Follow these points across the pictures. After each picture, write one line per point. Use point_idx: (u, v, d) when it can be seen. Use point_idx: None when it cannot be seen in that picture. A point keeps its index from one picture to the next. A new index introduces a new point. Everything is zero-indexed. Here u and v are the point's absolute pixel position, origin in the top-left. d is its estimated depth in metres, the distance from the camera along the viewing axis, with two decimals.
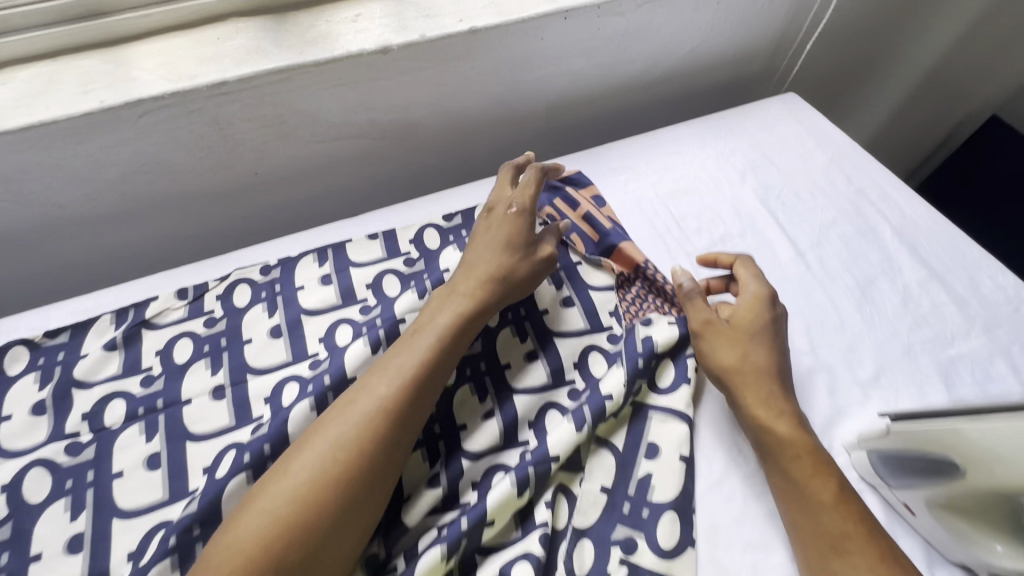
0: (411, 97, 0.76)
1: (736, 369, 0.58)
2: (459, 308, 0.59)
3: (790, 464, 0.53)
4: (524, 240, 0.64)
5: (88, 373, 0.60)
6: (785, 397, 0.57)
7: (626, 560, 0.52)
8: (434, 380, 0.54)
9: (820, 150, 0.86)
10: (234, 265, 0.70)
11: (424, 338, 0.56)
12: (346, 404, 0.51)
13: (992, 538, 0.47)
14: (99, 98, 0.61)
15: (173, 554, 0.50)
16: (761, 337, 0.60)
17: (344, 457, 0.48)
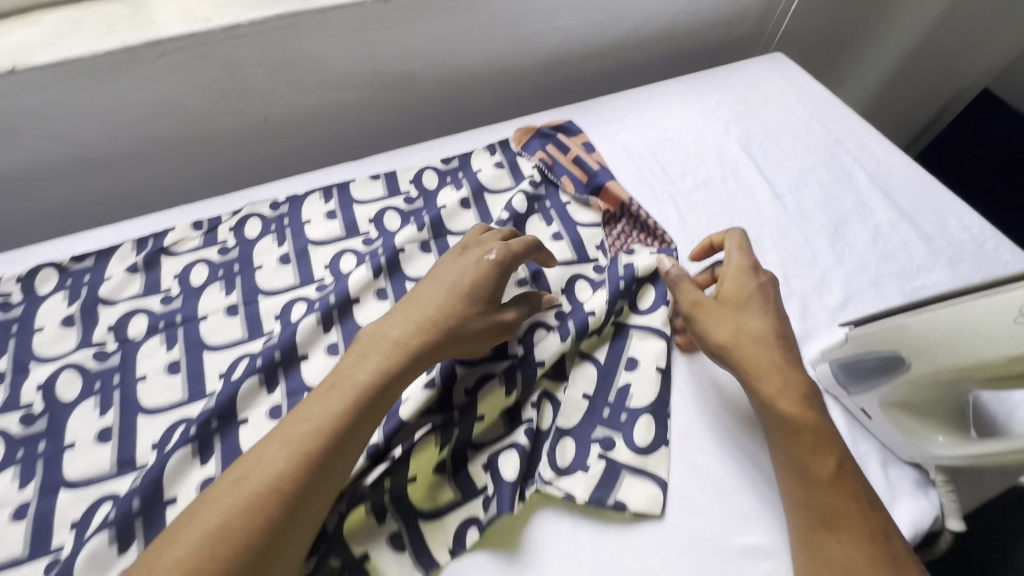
0: (411, 47, 0.80)
1: (734, 343, 0.56)
2: (386, 360, 0.52)
3: (791, 440, 0.52)
4: (484, 298, 0.57)
5: (112, 292, 0.65)
6: (790, 373, 0.54)
7: (604, 455, 0.57)
8: (345, 447, 0.47)
9: (802, 105, 0.90)
10: (245, 201, 0.75)
11: (341, 398, 0.49)
12: (240, 474, 0.44)
13: (935, 430, 0.52)
14: (122, 39, 0.66)
15: (194, 442, 0.55)
16: (753, 307, 0.58)
17: (226, 542, 0.41)
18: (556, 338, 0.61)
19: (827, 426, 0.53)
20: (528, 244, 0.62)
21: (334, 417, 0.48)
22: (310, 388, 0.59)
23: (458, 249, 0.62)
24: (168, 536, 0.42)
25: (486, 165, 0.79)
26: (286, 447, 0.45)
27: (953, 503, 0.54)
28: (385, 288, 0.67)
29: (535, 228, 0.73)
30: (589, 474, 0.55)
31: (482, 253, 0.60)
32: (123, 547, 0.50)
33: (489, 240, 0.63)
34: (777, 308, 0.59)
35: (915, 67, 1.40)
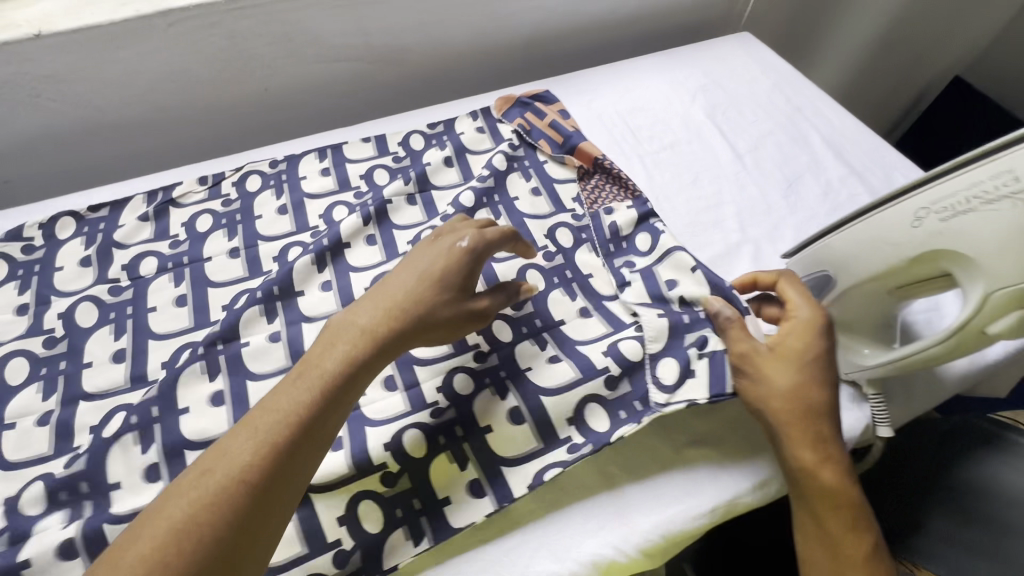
0: (402, 23, 0.87)
1: (788, 406, 0.54)
2: (353, 348, 0.49)
3: (828, 511, 0.52)
4: (454, 288, 0.55)
5: (126, 237, 0.72)
6: (838, 444, 0.54)
7: (704, 354, 0.60)
8: (310, 439, 0.45)
9: (765, 76, 0.97)
10: (247, 160, 0.81)
11: (306, 390, 0.47)
12: (206, 464, 0.43)
13: (863, 345, 0.59)
14: (136, 10, 0.73)
15: (202, 361, 0.61)
16: (816, 375, 0.55)
17: (189, 536, 0.39)
18: (564, 296, 0.67)
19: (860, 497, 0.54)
20: (502, 231, 0.59)
21: (298, 408, 0.46)
22: (307, 318, 0.66)
23: (431, 237, 0.59)
24: (137, 525, 0.41)
25: (468, 128, 0.86)
26: (249, 439, 0.44)
27: (883, 414, 0.59)
28: (374, 235, 0.73)
29: (517, 183, 0.79)
30: (698, 377, 0.58)
31: (450, 242, 0.57)
32: (145, 447, 0.56)
33: (463, 228, 0.60)
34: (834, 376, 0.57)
35: (887, 52, 1.47)
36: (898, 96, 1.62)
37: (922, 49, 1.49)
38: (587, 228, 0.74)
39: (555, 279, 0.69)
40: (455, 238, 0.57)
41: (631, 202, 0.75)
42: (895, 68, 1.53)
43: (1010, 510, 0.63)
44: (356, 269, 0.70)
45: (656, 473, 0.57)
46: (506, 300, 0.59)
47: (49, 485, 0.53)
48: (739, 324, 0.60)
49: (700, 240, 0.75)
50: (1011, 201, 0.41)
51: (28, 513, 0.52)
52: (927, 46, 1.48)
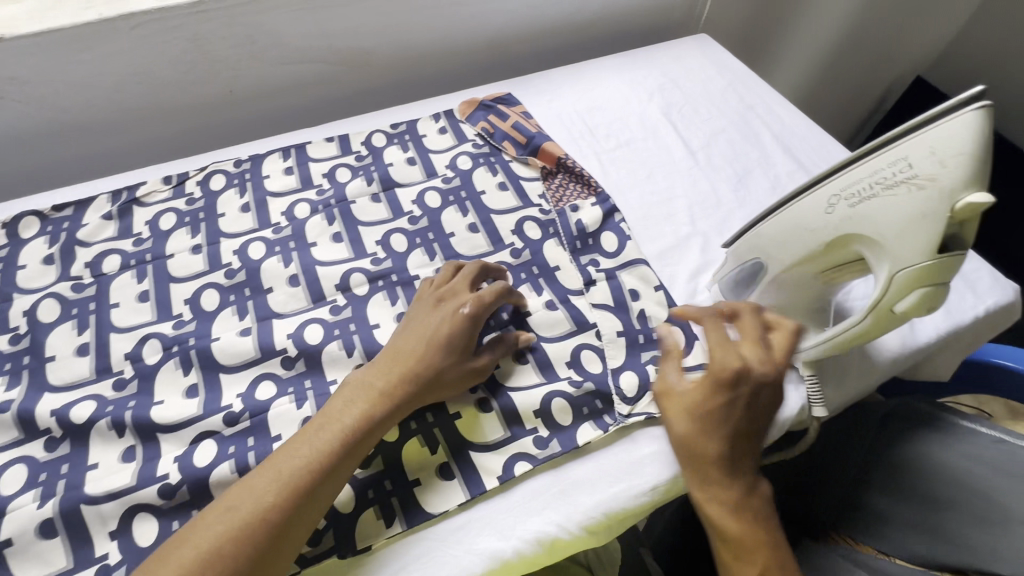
0: (364, 26, 0.89)
1: (681, 449, 0.55)
2: (372, 406, 0.53)
3: (719, 544, 0.53)
4: (461, 352, 0.59)
5: (89, 235, 0.73)
6: (731, 486, 0.53)
7: (659, 369, 0.64)
8: (328, 489, 0.49)
9: (720, 77, 1.00)
10: (211, 160, 0.83)
11: (327, 442, 0.50)
12: (233, 500, 0.46)
13: (797, 329, 0.62)
14: (99, 13, 0.75)
15: (176, 357, 0.63)
16: (713, 423, 0.54)
17: (211, 568, 0.43)
18: (530, 290, 0.71)
19: (762, 540, 0.51)
20: (499, 293, 0.63)
21: (320, 458, 0.49)
22: (276, 314, 0.68)
23: (437, 298, 0.62)
24: (162, 552, 0.44)
25: (431, 130, 0.88)
26: (275, 481, 0.47)
27: (817, 393, 0.62)
28: (339, 232, 0.75)
29: (485, 178, 0.82)
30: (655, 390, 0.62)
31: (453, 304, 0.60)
32: (120, 433, 0.58)
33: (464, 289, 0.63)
34: (750, 422, 0.54)
35: (847, 53, 1.52)
36: (857, 94, 1.68)
37: (880, 49, 1.54)
38: (553, 222, 0.77)
39: (522, 275, 0.72)
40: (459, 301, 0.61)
41: (596, 200, 0.79)
42: (856, 67, 1.58)
43: (938, 485, 0.66)
44: (320, 262, 0.71)
45: (599, 456, 0.59)
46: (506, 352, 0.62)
47: (32, 468, 0.56)
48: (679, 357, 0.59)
49: (652, 233, 0.78)
50: (907, 186, 0.43)
51: (6, 493, 0.54)
52: (885, 45, 1.54)
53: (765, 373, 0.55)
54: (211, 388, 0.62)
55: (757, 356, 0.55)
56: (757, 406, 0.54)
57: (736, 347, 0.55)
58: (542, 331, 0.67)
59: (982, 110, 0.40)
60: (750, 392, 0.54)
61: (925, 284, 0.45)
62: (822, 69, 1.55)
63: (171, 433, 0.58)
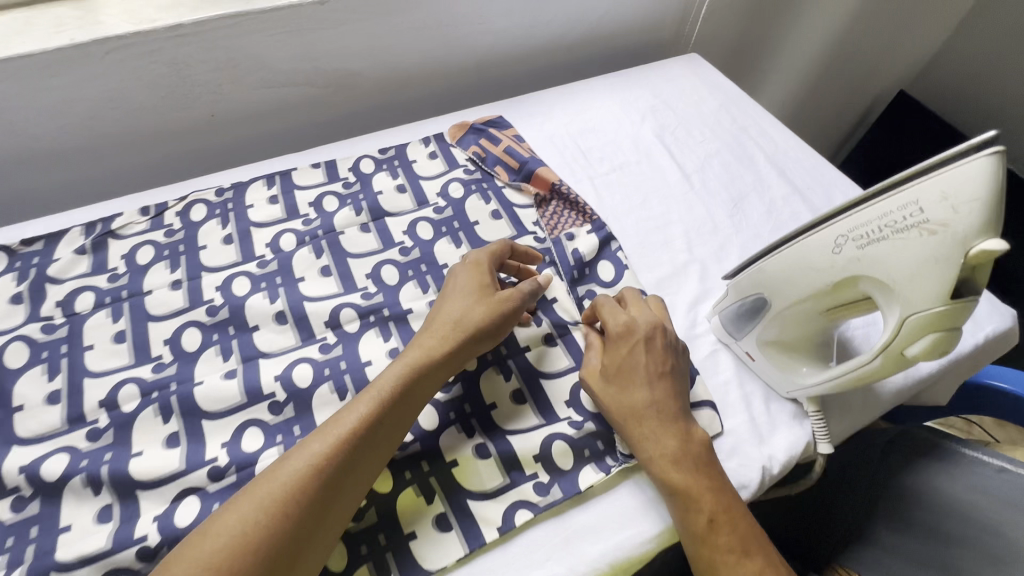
0: (350, 48, 0.87)
1: (615, 417, 0.58)
2: (413, 359, 0.57)
3: (670, 500, 0.54)
4: (493, 302, 0.61)
5: (61, 272, 0.69)
6: (665, 435, 0.56)
7: None
8: (382, 439, 0.52)
9: (711, 98, 0.99)
10: (191, 188, 0.80)
11: (375, 394, 0.53)
12: (289, 456, 0.49)
13: (801, 363, 0.61)
14: (71, 37, 0.71)
15: (155, 404, 0.60)
16: (631, 379, 0.58)
17: (271, 509, 0.45)
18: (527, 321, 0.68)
19: (705, 478, 0.54)
20: (503, 244, 0.68)
21: (369, 410, 0.52)
22: (262, 354, 0.64)
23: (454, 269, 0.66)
24: (224, 509, 0.46)
25: (420, 155, 0.86)
26: (327, 436, 0.50)
27: (822, 429, 0.61)
28: (328, 265, 0.72)
29: (477, 206, 0.79)
30: None
31: (467, 268, 0.65)
32: (96, 490, 0.54)
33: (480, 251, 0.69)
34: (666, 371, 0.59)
35: (833, 68, 1.53)
36: (842, 107, 1.70)
37: (863, 64, 1.56)
38: (549, 251, 0.75)
39: None
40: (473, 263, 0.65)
41: (591, 227, 0.78)
42: (840, 82, 1.60)
43: (947, 518, 0.65)
44: (308, 298, 0.69)
45: (602, 501, 0.57)
46: (535, 290, 0.65)
47: None
48: (598, 347, 0.64)
49: (648, 260, 0.76)
50: (918, 231, 0.42)
51: None
52: (869, 61, 1.56)
53: (663, 328, 0.62)
54: (193, 437, 0.58)
55: (653, 317, 0.63)
56: (660, 352, 0.60)
57: (637, 313, 0.63)
58: (541, 367, 0.65)
59: (995, 155, 0.39)
60: (660, 345, 0.60)
61: (937, 330, 0.44)
62: (808, 85, 1.57)
63: (152, 489, 0.55)
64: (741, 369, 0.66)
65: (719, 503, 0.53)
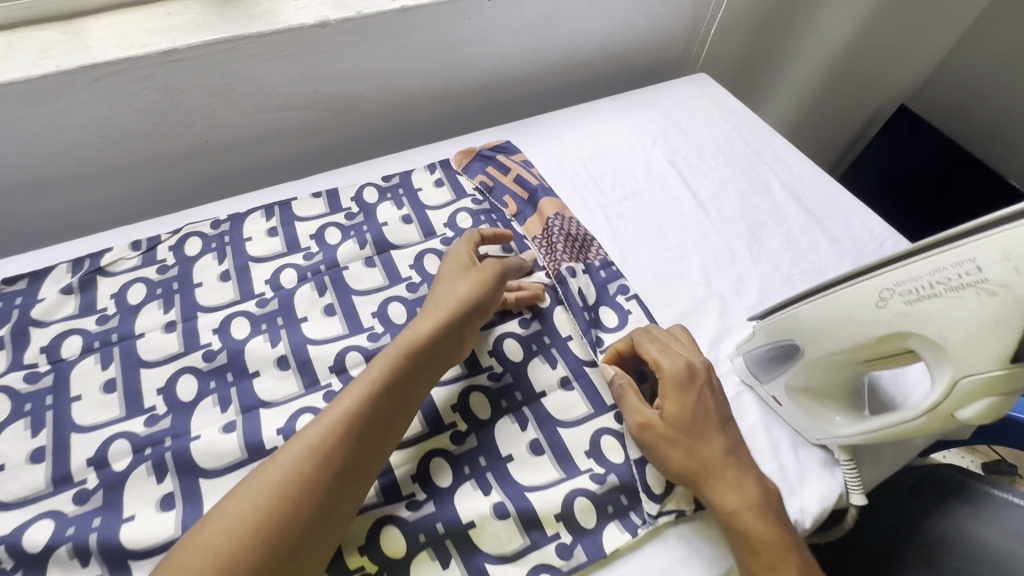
0: (352, 71, 0.83)
1: (690, 471, 0.55)
2: (410, 336, 0.56)
3: (752, 560, 0.51)
4: (477, 276, 0.62)
5: (45, 314, 0.65)
6: (751, 486, 0.54)
7: None
8: (384, 422, 0.51)
9: (723, 121, 0.97)
10: (185, 220, 0.76)
11: (375, 372, 0.53)
12: (288, 446, 0.47)
13: (833, 411, 0.58)
14: (56, 63, 0.67)
15: (148, 462, 0.55)
16: (701, 427, 0.56)
17: (280, 493, 0.44)
18: (543, 362, 0.66)
19: (784, 529, 0.52)
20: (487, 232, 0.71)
21: (369, 387, 0.51)
22: (263, 403, 0.61)
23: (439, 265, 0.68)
24: (223, 502, 0.44)
25: (426, 183, 0.82)
26: (328, 415, 0.49)
27: (855, 478, 0.58)
28: (332, 303, 0.69)
29: None
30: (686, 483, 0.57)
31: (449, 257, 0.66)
32: (85, 561, 0.50)
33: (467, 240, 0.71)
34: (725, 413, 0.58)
35: (836, 84, 1.52)
36: (843, 122, 1.69)
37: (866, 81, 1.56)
38: (554, 290, 0.72)
39: (533, 346, 0.67)
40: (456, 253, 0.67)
41: (589, 267, 0.74)
42: (842, 98, 1.59)
43: (980, 566, 0.61)
44: (311, 340, 0.65)
45: (628, 563, 0.54)
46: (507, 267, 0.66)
47: None
48: (631, 390, 0.60)
49: (665, 295, 0.73)
50: (974, 290, 0.40)
51: None
52: (871, 76, 1.55)
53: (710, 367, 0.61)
54: (190, 498, 0.54)
55: (701, 358, 0.61)
56: (717, 394, 0.59)
57: (682, 351, 0.62)
58: (557, 414, 0.62)
59: None
60: (714, 386, 0.59)
61: (993, 393, 0.42)
62: (810, 101, 1.55)
63: (145, 560, 0.51)
64: (767, 413, 0.63)
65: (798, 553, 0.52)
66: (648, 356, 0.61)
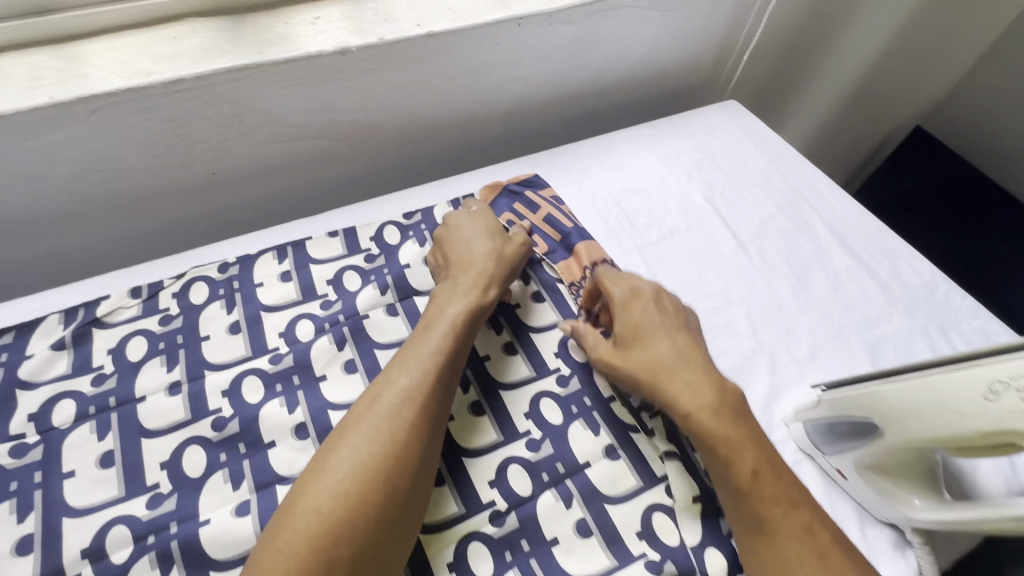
0: (372, 99, 0.78)
1: (640, 381, 0.59)
2: (469, 297, 0.62)
3: (710, 456, 0.54)
4: (510, 242, 0.69)
5: (34, 374, 0.59)
6: (693, 390, 0.57)
7: None
8: (449, 378, 0.56)
9: (759, 152, 0.92)
10: (190, 263, 0.70)
11: (445, 327, 0.58)
12: (363, 421, 0.50)
13: (912, 493, 0.52)
14: (49, 94, 0.60)
15: (152, 553, 0.49)
16: (647, 341, 0.60)
17: (387, 440, 0.49)
18: (585, 427, 0.61)
19: (742, 425, 0.55)
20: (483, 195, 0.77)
21: (444, 341, 0.57)
22: (280, 478, 0.55)
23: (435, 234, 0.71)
24: (330, 456, 0.49)
25: None
26: (412, 369, 0.54)
27: (931, 563, 0.54)
28: (352, 359, 0.63)
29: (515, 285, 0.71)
30: None
31: (461, 218, 0.71)
32: None
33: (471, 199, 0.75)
34: (676, 328, 0.62)
35: (854, 108, 1.46)
36: (856, 151, 1.61)
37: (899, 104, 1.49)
38: None
39: (574, 407, 0.62)
40: (453, 218, 0.71)
41: None
42: (862, 123, 1.52)
43: None
44: (333, 404, 0.59)
45: None
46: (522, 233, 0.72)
47: None
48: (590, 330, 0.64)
49: (711, 349, 0.68)
50: None
51: None
52: (898, 101, 1.47)
53: (661, 291, 0.65)
54: None
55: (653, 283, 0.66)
56: (668, 314, 0.63)
57: (635, 277, 0.66)
58: (605, 489, 0.57)
59: None
60: (669, 309, 0.63)
61: None
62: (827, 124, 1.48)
63: None
64: (832, 488, 0.59)
65: (760, 451, 0.54)
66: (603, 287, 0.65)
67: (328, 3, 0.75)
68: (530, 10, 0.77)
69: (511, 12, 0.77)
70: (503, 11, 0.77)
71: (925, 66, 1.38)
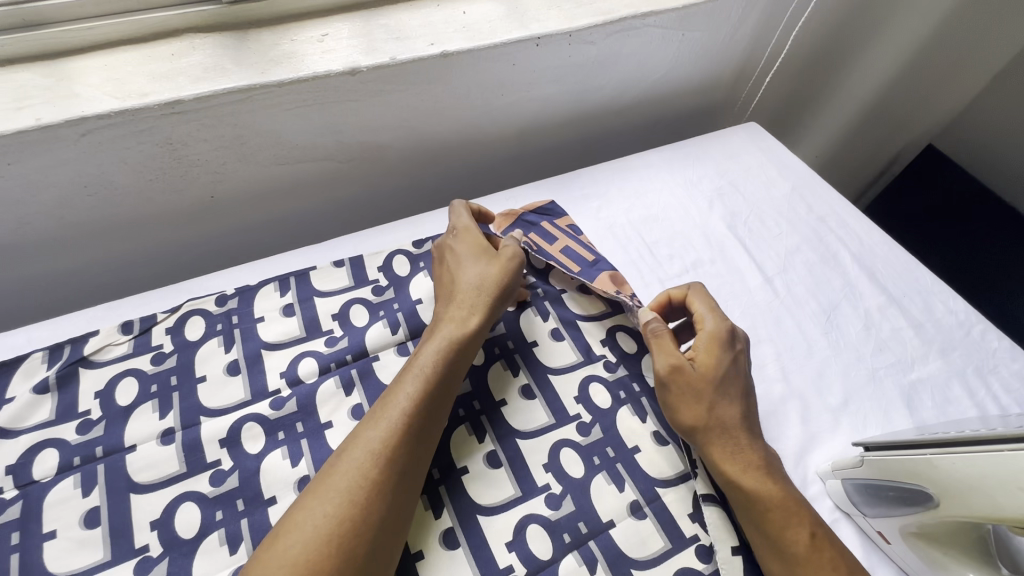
0: (381, 120, 0.73)
1: (704, 426, 0.55)
2: (446, 337, 0.57)
3: (764, 518, 0.52)
4: (496, 265, 0.62)
5: (13, 420, 0.54)
6: (753, 449, 0.55)
7: None
8: (420, 430, 0.51)
9: (782, 179, 0.88)
10: (186, 295, 0.65)
11: (416, 374, 0.53)
12: (326, 479, 0.47)
13: (965, 567, 0.48)
14: (36, 115, 0.56)
15: None
16: (727, 387, 0.57)
17: (344, 502, 0.45)
18: (608, 481, 0.57)
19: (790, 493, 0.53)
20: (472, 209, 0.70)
21: (414, 390, 0.52)
22: None
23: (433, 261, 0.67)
24: (293, 515, 0.45)
25: None
26: (378, 422, 0.50)
27: None
28: (360, 404, 0.58)
29: (531, 322, 0.67)
30: None
31: (449, 241, 0.65)
32: None
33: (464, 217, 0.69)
34: (745, 381, 0.59)
35: (861, 129, 1.39)
36: (858, 177, 1.55)
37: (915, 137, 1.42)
38: (623, 385, 0.63)
39: (596, 458, 0.58)
40: (440, 243, 0.66)
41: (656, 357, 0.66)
42: (866, 149, 1.45)
43: None
44: None
45: None
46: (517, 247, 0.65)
47: None
48: (665, 339, 0.60)
49: None
50: None
51: None
52: (900, 133, 1.40)
53: (746, 344, 0.62)
54: None
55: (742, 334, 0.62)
56: (745, 367, 0.60)
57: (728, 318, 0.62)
58: (631, 550, 0.53)
59: None
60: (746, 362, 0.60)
61: None
62: (830, 146, 1.43)
63: None
64: (872, 552, 0.55)
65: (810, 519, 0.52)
66: (698, 308, 0.61)
67: (337, 18, 0.70)
68: (549, 30, 0.73)
69: (529, 31, 0.73)
70: (521, 31, 0.73)
71: (941, 104, 1.31)
